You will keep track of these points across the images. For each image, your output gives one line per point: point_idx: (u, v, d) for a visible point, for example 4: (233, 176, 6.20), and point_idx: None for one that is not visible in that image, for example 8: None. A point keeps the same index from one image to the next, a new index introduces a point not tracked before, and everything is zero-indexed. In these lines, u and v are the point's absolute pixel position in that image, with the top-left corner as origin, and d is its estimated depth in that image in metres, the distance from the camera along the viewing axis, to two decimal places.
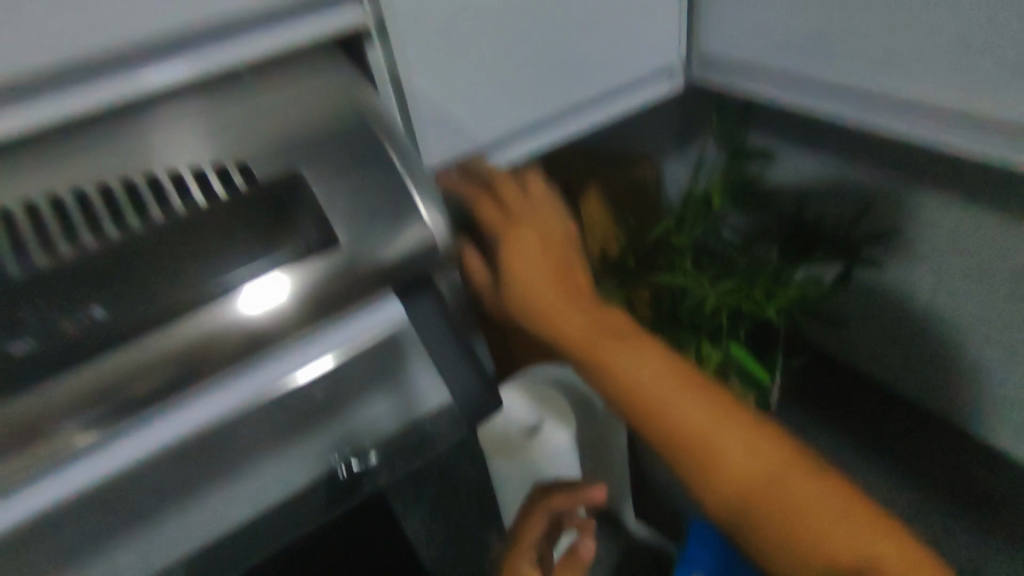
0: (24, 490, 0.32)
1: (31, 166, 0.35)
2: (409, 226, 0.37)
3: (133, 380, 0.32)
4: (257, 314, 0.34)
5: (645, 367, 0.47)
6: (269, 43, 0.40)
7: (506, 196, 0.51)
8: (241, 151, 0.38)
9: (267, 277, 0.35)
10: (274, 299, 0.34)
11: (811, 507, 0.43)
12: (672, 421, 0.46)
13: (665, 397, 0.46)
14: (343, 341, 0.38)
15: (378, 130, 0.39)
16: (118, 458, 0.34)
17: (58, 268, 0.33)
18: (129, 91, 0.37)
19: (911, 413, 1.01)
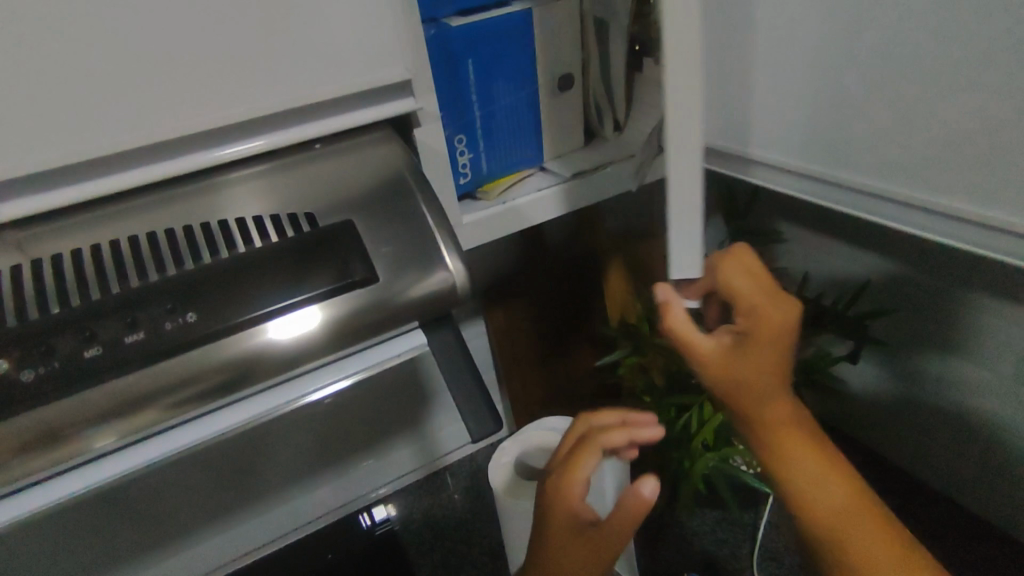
0: (72, 472, 0.38)
1: (147, 209, 0.45)
2: (434, 270, 0.45)
3: (186, 384, 0.39)
4: (287, 338, 0.41)
5: (825, 478, 0.47)
6: (336, 122, 0.50)
7: (751, 261, 0.46)
8: (309, 204, 0.47)
9: (304, 308, 0.42)
10: (305, 324, 0.42)
11: None
12: (812, 503, 0.46)
13: (814, 486, 0.46)
14: (361, 366, 0.45)
15: (418, 194, 0.48)
16: (149, 453, 0.40)
17: (167, 285, 0.40)
18: (211, 157, 0.46)
19: (939, 504, 0.89)
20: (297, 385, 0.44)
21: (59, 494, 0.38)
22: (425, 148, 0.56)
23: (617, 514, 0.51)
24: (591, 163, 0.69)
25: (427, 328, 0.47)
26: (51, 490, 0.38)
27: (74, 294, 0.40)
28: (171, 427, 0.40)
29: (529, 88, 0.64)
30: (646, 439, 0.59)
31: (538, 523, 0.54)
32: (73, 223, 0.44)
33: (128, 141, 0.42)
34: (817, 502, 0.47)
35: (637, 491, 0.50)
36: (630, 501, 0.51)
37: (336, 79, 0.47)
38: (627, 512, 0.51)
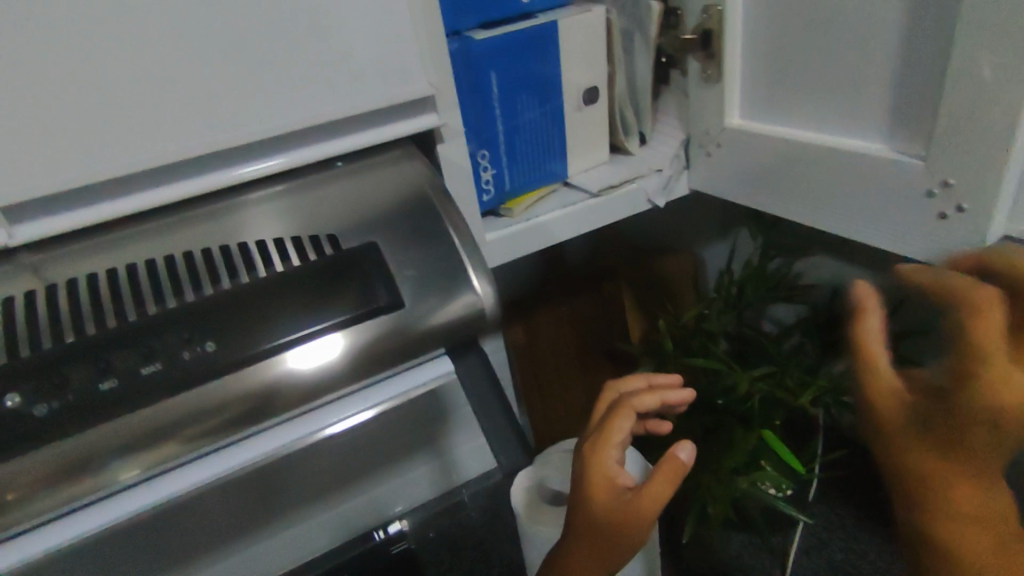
0: (82, 512, 0.36)
1: (162, 233, 0.43)
2: (462, 295, 0.43)
3: (199, 420, 0.37)
4: (305, 369, 0.39)
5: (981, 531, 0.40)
6: (357, 140, 0.48)
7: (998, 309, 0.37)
8: (329, 226, 0.45)
9: (322, 338, 0.40)
10: (322, 356, 0.39)
11: None
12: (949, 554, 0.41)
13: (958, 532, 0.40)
14: (390, 394, 0.42)
15: (443, 213, 0.46)
16: (163, 489, 0.37)
17: (186, 311, 0.38)
18: (228, 177, 0.45)
19: None
20: (316, 418, 0.40)
21: (66, 533, 0.35)
22: (448, 165, 0.54)
23: (655, 481, 0.52)
24: (617, 177, 0.67)
25: (453, 354, 0.45)
26: (58, 531, 0.35)
27: (86, 323, 0.38)
28: (185, 459, 0.38)
29: (554, 102, 0.62)
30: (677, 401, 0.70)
31: (574, 482, 0.55)
32: (87, 246, 0.42)
33: (146, 158, 0.41)
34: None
35: (673, 455, 0.52)
36: (666, 464, 0.52)
37: (359, 94, 0.46)
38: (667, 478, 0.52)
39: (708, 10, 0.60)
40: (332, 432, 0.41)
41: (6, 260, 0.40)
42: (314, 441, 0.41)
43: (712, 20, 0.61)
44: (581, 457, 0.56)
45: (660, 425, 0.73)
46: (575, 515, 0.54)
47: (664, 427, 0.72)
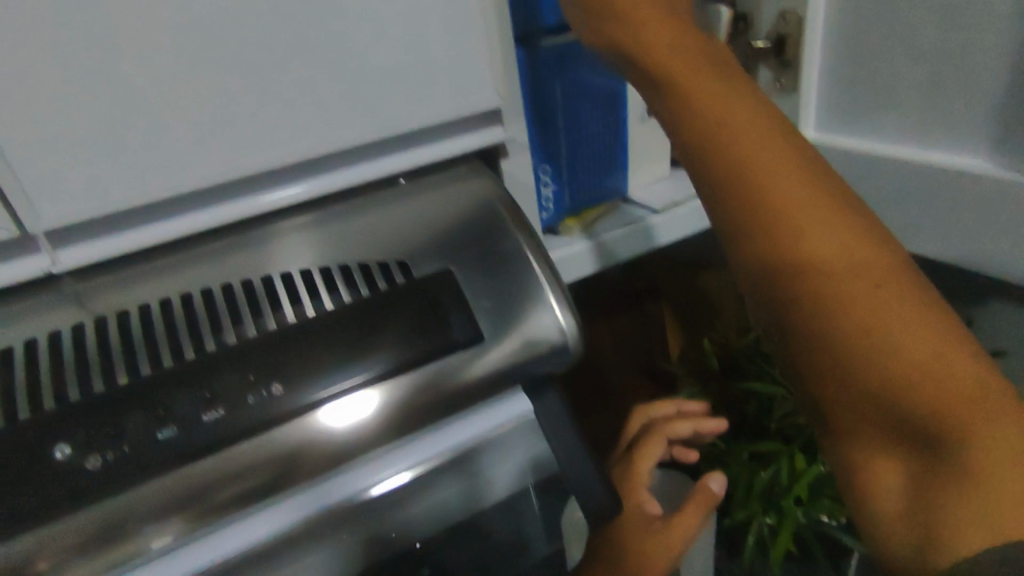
0: None
1: (213, 258, 0.39)
2: (512, 332, 0.39)
3: (251, 474, 0.32)
4: (337, 429, 0.34)
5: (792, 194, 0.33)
6: (422, 157, 0.44)
7: None
8: (397, 249, 0.41)
9: (373, 385, 0.35)
10: (369, 402, 0.35)
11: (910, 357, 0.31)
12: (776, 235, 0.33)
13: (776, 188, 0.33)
14: (446, 446, 0.38)
15: (521, 234, 0.42)
16: (191, 561, 0.33)
17: (244, 347, 0.35)
18: (286, 197, 0.41)
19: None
20: (372, 471, 0.36)
21: None
22: (512, 182, 0.50)
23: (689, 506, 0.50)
24: (680, 194, 0.63)
25: (530, 393, 0.41)
26: None
27: (143, 363, 0.34)
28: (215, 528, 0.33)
29: (617, 113, 0.58)
30: (711, 430, 0.65)
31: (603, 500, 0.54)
32: (134, 273, 0.38)
33: (200, 179, 0.37)
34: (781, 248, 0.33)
35: (707, 486, 0.51)
36: (699, 495, 0.50)
37: (425, 107, 0.42)
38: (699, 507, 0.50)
39: (787, 15, 0.57)
40: (379, 489, 0.37)
41: (51, 289, 0.37)
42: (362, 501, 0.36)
43: (788, 26, 0.58)
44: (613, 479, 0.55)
45: (688, 452, 0.68)
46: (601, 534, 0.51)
47: (693, 455, 0.67)
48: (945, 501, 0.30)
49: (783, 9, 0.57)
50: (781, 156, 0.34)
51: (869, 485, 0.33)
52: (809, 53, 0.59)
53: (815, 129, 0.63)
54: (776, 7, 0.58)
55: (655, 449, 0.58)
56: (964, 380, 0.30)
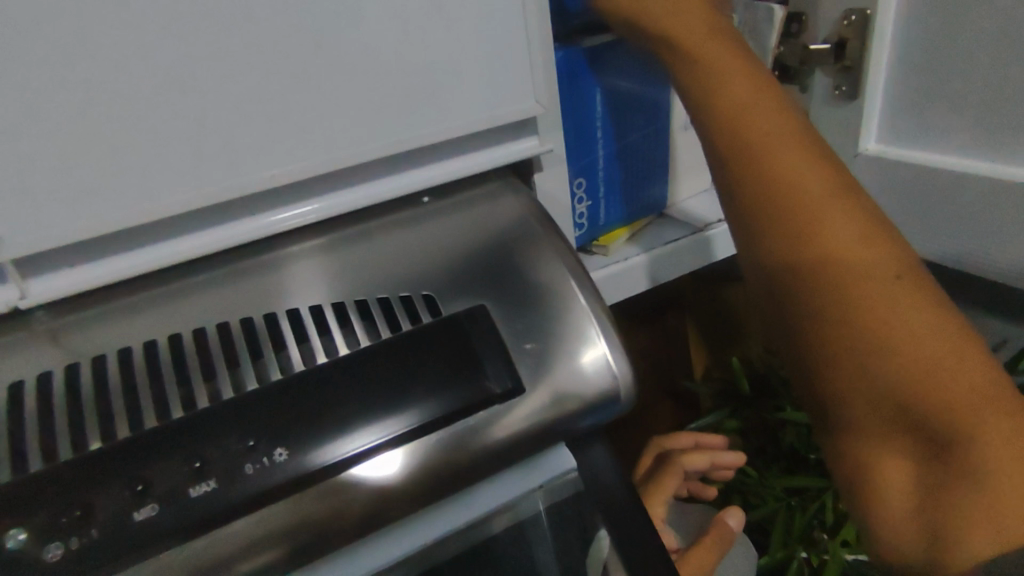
0: None
1: (207, 289, 0.34)
2: (543, 381, 0.33)
3: (258, 552, 0.27)
4: (359, 487, 0.29)
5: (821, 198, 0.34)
6: (448, 172, 0.39)
7: None
8: (422, 281, 0.35)
9: (396, 449, 0.30)
10: (389, 467, 0.30)
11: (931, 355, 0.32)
12: (805, 235, 0.34)
13: (807, 190, 0.34)
14: (482, 509, 0.33)
15: (564, 262, 0.36)
16: None
17: (241, 402, 0.29)
18: (291, 219, 0.35)
19: None
20: (403, 539, 0.32)
21: None
22: (547, 198, 0.45)
23: (707, 542, 0.46)
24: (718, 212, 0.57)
25: (573, 447, 0.35)
26: None
27: (120, 424, 0.28)
28: None
29: (660, 121, 0.53)
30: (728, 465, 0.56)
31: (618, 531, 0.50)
32: (114, 307, 0.33)
33: (194, 200, 0.32)
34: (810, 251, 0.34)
35: (724, 523, 0.47)
36: (715, 533, 0.47)
37: (454, 115, 0.36)
38: (718, 541, 0.47)
39: (853, 14, 0.52)
40: (414, 555, 0.32)
41: (19, 327, 0.31)
42: (396, 567, 0.32)
43: (852, 27, 0.53)
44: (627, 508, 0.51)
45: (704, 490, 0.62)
46: None
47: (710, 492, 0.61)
48: (945, 483, 0.32)
49: (848, 9, 0.53)
50: (808, 164, 0.35)
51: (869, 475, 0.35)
52: (876, 58, 0.54)
53: (876, 142, 0.59)
54: (839, 7, 0.53)
55: (669, 483, 0.52)
56: (960, 356, 0.32)
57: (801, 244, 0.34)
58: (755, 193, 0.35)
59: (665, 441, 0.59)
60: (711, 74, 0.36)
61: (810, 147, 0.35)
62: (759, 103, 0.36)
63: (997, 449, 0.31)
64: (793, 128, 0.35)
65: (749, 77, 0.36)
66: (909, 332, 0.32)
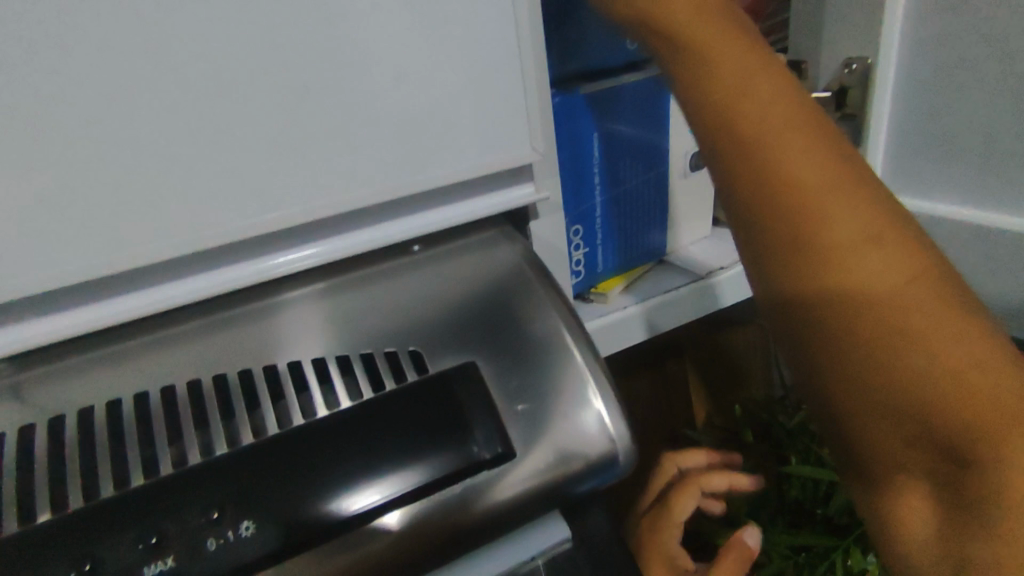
0: None
1: (179, 343, 0.32)
2: (540, 442, 0.31)
3: None
4: (336, 564, 0.27)
5: (832, 212, 0.29)
6: (439, 220, 0.37)
7: None
8: (409, 335, 0.34)
9: (376, 521, 0.27)
10: (371, 544, 0.27)
11: (963, 390, 0.27)
12: (815, 255, 0.29)
13: (817, 201, 0.29)
14: None
15: (559, 315, 0.34)
16: None
17: (206, 470, 0.27)
18: (272, 269, 0.34)
19: None
20: None
21: None
22: (543, 246, 0.43)
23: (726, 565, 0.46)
24: (721, 260, 0.55)
25: (568, 515, 0.33)
26: None
27: (74, 495, 0.26)
28: None
29: (658, 167, 0.52)
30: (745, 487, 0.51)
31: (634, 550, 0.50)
32: (80, 362, 0.31)
33: (170, 249, 0.30)
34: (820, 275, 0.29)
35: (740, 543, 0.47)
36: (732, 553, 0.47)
37: (444, 162, 0.35)
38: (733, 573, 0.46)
39: (853, 63, 0.52)
40: None
41: None
42: None
43: (853, 76, 0.52)
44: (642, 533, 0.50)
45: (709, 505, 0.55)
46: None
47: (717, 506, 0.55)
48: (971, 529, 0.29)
49: (848, 58, 0.52)
50: (821, 171, 0.29)
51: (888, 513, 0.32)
52: (879, 106, 0.54)
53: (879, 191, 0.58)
54: (839, 56, 0.53)
55: (686, 505, 0.50)
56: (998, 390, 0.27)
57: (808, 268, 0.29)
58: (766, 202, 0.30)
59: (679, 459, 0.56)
60: (710, 65, 0.31)
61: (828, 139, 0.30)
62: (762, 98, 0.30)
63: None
64: (802, 126, 0.30)
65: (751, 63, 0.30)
66: (950, 368, 0.28)
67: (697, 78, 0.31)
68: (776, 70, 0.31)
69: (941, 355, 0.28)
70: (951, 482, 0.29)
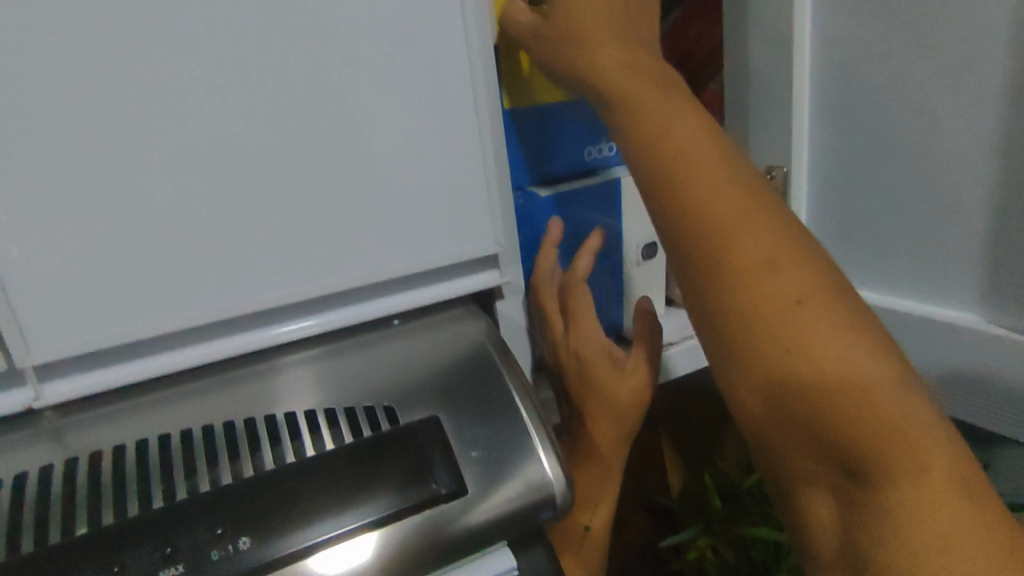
0: None
1: (196, 396, 0.39)
2: (512, 476, 0.37)
3: None
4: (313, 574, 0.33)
5: (761, 270, 0.34)
6: (415, 297, 0.45)
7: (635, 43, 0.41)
8: (386, 393, 0.40)
9: (348, 540, 0.34)
10: (344, 560, 0.33)
11: (863, 424, 0.32)
12: (745, 303, 0.34)
13: (745, 261, 0.34)
14: None
15: (512, 378, 0.41)
16: None
17: (214, 495, 0.33)
18: (275, 336, 0.41)
19: None
20: None
21: None
22: (507, 323, 0.51)
23: (640, 324, 0.51)
24: (678, 333, 0.62)
25: (514, 547, 0.38)
26: None
27: (104, 512, 0.33)
28: None
29: (612, 258, 0.57)
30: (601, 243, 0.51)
31: (583, 407, 0.49)
32: (116, 408, 0.38)
33: (192, 317, 0.38)
34: (751, 318, 0.34)
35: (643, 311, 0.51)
36: (642, 316, 0.51)
37: (420, 252, 0.43)
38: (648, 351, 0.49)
39: (774, 170, 0.63)
40: None
41: (27, 424, 0.36)
42: None
43: (776, 180, 0.64)
44: (576, 370, 0.49)
45: None
46: (601, 433, 0.49)
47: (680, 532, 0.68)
48: (867, 526, 0.33)
49: (772, 165, 0.64)
50: (752, 240, 0.35)
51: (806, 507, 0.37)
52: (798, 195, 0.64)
53: None
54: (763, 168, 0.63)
55: (583, 300, 0.49)
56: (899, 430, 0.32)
57: (743, 313, 0.34)
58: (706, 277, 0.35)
59: (543, 272, 0.51)
60: (659, 146, 0.37)
61: (766, 213, 0.35)
62: (706, 176, 0.36)
63: (908, 504, 0.32)
64: (743, 203, 0.35)
65: (701, 153, 0.36)
66: (863, 411, 0.32)
67: (651, 151, 0.37)
68: (727, 161, 0.36)
69: (856, 397, 0.32)
70: (857, 499, 0.34)
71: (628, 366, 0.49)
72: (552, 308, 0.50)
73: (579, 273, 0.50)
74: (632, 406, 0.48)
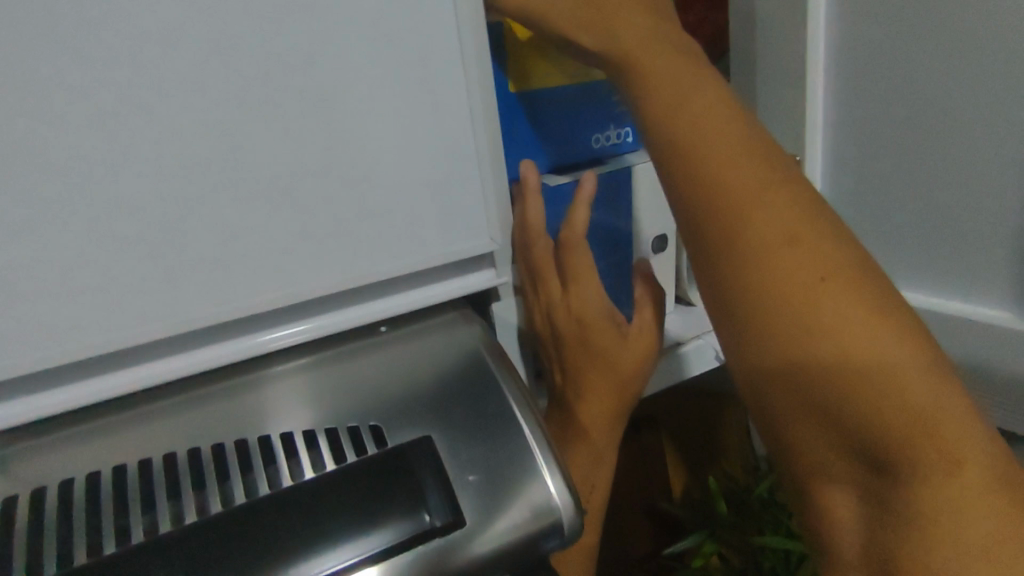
0: None
1: (157, 417, 0.35)
2: (516, 500, 0.33)
3: None
4: None
5: (778, 248, 0.30)
6: (404, 301, 0.40)
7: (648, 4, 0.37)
8: (372, 409, 0.36)
9: None
10: None
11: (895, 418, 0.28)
12: (762, 282, 0.30)
13: (763, 238, 0.30)
14: None
15: (512, 391, 0.37)
16: None
17: (174, 537, 0.29)
18: (247, 349, 0.37)
19: None
20: None
21: None
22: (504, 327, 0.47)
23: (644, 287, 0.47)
24: (687, 330, 0.58)
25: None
26: None
27: (49, 560, 0.29)
28: None
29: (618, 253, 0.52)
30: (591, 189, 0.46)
31: (580, 378, 0.45)
32: (68, 434, 0.34)
33: (153, 331, 0.34)
34: (768, 298, 0.30)
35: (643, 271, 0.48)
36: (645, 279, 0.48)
37: (409, 251, 0.39)
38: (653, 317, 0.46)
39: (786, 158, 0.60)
40: None
41: None
42: None
43: None
44: (578, 338, 0.44)
45: None
46: (598, 406, 0.45)
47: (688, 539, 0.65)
48: (895, 531, 0.29)
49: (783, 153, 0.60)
50: (772, 214, 0.31)
51: (823, 509, 0.32)
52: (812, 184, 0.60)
53: None
54: None
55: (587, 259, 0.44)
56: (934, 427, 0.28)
57: (760, 293, 0.30)
58: (718, 253, 0.31)
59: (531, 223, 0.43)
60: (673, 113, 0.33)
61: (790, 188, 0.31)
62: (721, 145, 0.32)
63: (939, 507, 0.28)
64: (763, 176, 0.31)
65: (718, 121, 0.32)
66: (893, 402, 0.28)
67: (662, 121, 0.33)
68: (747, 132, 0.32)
69: (886, 386, 0.28)
70: (883, 501, 0.30)
71: (633, 333, 0.45)
72: (548, 269, 0.44)
73: (579, 229, 0.44)
74: (637, 373, 0.45)
